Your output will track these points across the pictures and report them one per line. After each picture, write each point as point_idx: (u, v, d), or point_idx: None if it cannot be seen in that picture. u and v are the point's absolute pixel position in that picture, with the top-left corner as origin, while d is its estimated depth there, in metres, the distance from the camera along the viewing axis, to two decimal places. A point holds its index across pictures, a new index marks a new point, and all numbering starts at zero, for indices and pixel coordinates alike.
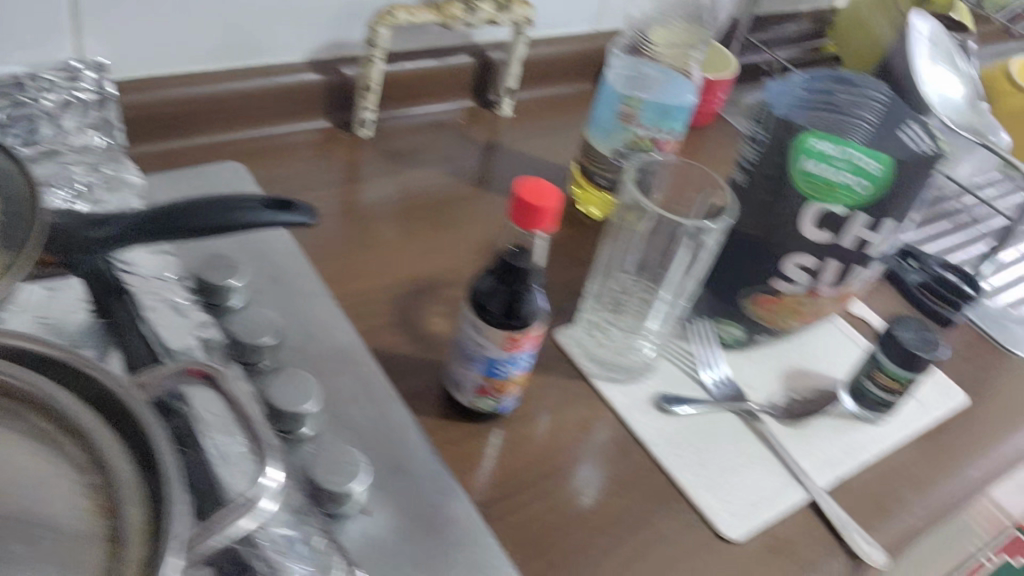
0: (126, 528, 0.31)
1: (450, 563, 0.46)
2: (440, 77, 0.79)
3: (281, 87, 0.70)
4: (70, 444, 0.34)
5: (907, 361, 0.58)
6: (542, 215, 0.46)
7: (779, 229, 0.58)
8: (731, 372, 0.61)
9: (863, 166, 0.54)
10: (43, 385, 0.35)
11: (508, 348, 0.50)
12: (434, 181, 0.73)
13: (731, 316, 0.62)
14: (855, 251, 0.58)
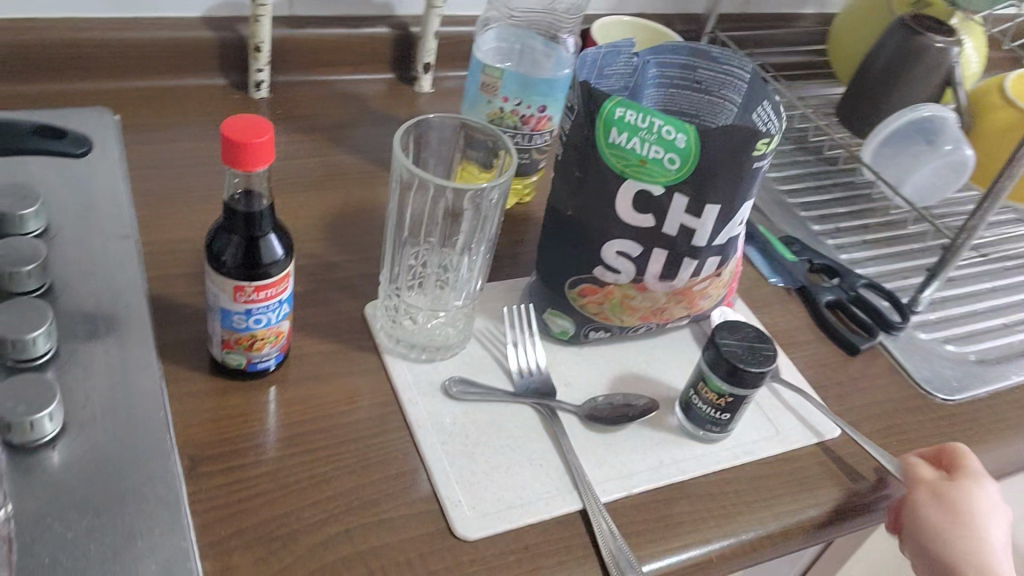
0: None
1: (120, 510, 0.42)
2: (351, 46, 0.77)
3: (170, 40, 0.70)
4: None
5: (730, 373, 0.50)
6: (268, 150, 0.42)
7: (596, 208, 0.52)
8: (545, 366, 0.55)
9: (667, 136, 0.48)
10: None
11: (240, 301, 0.46)
12: (316, 149, 0.71)
13: (559, 306, 0.56)
14: (679, 243, 0.51)
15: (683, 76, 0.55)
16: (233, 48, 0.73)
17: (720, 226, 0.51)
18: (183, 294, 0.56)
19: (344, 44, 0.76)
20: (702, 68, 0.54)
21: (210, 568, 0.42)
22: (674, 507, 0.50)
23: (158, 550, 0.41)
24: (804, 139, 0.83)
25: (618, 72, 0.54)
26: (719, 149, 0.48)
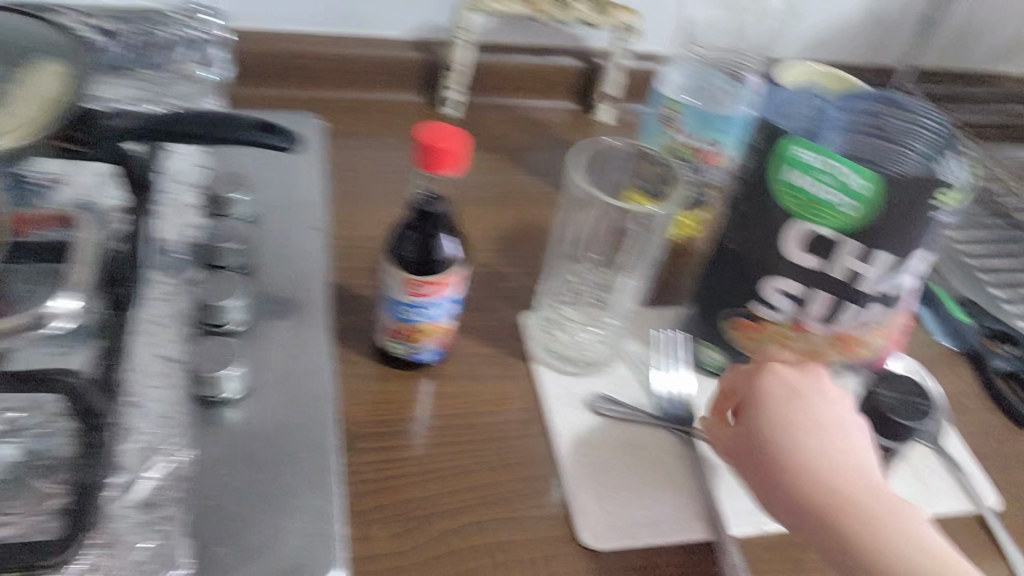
0: None
1: (282, 468, 0.47)
2: (540, 74, 0.81)
3: (379, 56, 0.77)
4: None
5: (883, 422, 0.50)
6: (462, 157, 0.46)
7: (760, 244, 0.52)
8: (691, 394, 0.56)
9: (846, 180, 0.47)
10: None
11: (409, 294, 0.49)
12: (496, 167, 0.75)
13: (712, 338, 0.57)
14: (844, 287, 0.51)
15: (867, 124, 0.53)
16: (431, 70, 0.79)
17: (889, 275, 0.50)
18: (361, 285, 0.61)
19: (533, 72, 0.81)
20: (888, 116, 0.52)
21: (354, 535, 0.45)
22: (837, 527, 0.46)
23: (306, 514, 0.45)
24: (992, 201, 0.80)
25: (797, 106, 0.53)
26: (898, 198, 0.47)
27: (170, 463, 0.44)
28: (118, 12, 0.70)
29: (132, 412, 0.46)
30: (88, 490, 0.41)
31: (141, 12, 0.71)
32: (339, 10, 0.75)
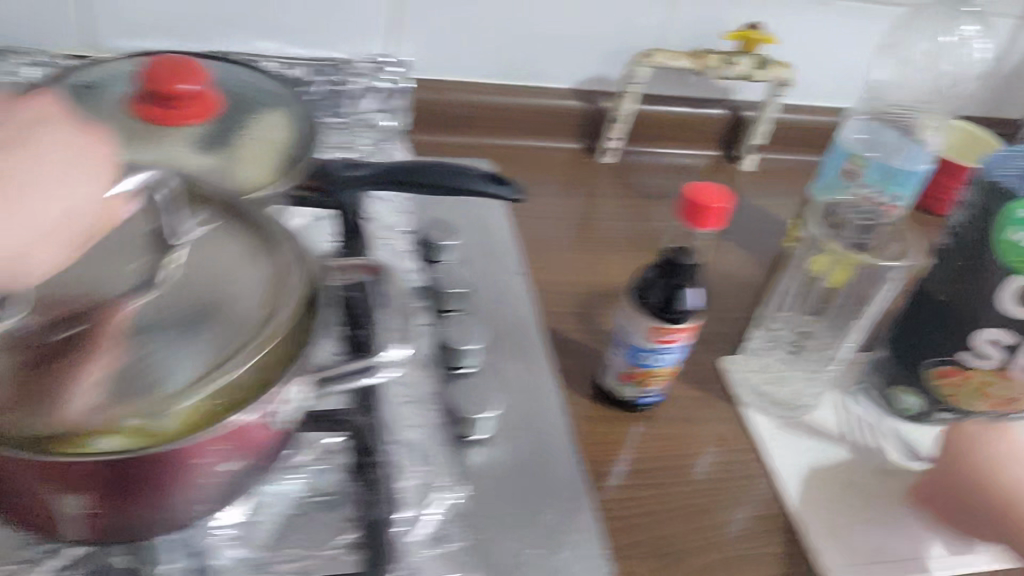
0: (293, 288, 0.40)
1: (543, 505, 0.49)
2: (692, 124, 0.83)
3: (546, 107, 0.80)
4: (249, 234, 0.43)
5: None
6: (712, 215, 0.49)
7: (973, 297, 0.54)
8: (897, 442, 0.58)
9: None
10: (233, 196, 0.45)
11: (653, 339, 0.52)
12: (662, 214, 0.78)
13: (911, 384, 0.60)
14: None
15: None
16: (592, 118, 0.81)
17: None
18: (565, 327, 0.63)
19: (682, 122, 0.83)
20: None
21: (615, 570, 0.48)
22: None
23: (579, 551, 0.47)
24: None
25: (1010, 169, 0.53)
26: None
27: (444, 499, 0.47)
28: (309, 62, 0.74)
29: (395, 450, 0.49)
30: (374, 528, 0.44)
31: (332, 63, 0.74)
32: (511, 63, 0.79)
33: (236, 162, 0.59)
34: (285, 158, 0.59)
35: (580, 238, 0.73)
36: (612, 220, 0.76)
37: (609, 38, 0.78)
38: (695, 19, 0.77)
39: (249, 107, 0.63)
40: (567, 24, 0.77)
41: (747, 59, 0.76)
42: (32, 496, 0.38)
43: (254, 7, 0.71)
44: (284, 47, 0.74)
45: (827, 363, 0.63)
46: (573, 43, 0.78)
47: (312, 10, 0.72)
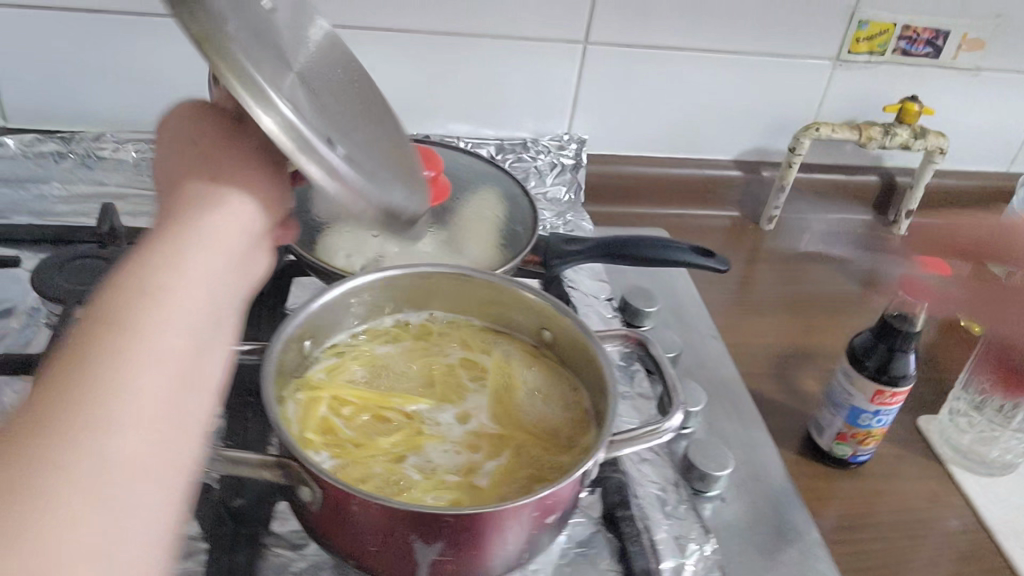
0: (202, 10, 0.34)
1: (786, 558, 0.52)
2: (847, 190, 0.87)
3: (708, 177, 0.86)
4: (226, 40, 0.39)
5: None
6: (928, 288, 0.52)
7: None
8: None
9: None
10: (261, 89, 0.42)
11: (875, 402, 0.56)
12: (827, 277, 0.82)
13: None
14: None
15: None
16: (753, 188, 0.87)
17: None
18: (763, 388, 0.67)
19: (839, 188, 0.87)
20: None
21: None
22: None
23: None
24: None
25: None
26: None
27: (701, 551, 0.50)
28: (500, 141, 0.80)
29: (645, 505, 0.52)
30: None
31: (520, 141, 0.81)
32: (678, 137, 0.85)
33: (464, 237, 0.64)
34: (506, 237, 0.65)
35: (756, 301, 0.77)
36: (781, 284, 0.79)
37: (774, 112, 0.84)
38: (853, 93, 0.84)
39: (465, 186, 0.69)
40: (735, 101, 0.83)
41: (906, 129, 0.81)
42: (388, 552, 0.41)
43: (455, 93, 0.78)
44: (477, 128, 0.81)
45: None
46: (739, 118, 0.84)
47: (505, 93, 0.79)
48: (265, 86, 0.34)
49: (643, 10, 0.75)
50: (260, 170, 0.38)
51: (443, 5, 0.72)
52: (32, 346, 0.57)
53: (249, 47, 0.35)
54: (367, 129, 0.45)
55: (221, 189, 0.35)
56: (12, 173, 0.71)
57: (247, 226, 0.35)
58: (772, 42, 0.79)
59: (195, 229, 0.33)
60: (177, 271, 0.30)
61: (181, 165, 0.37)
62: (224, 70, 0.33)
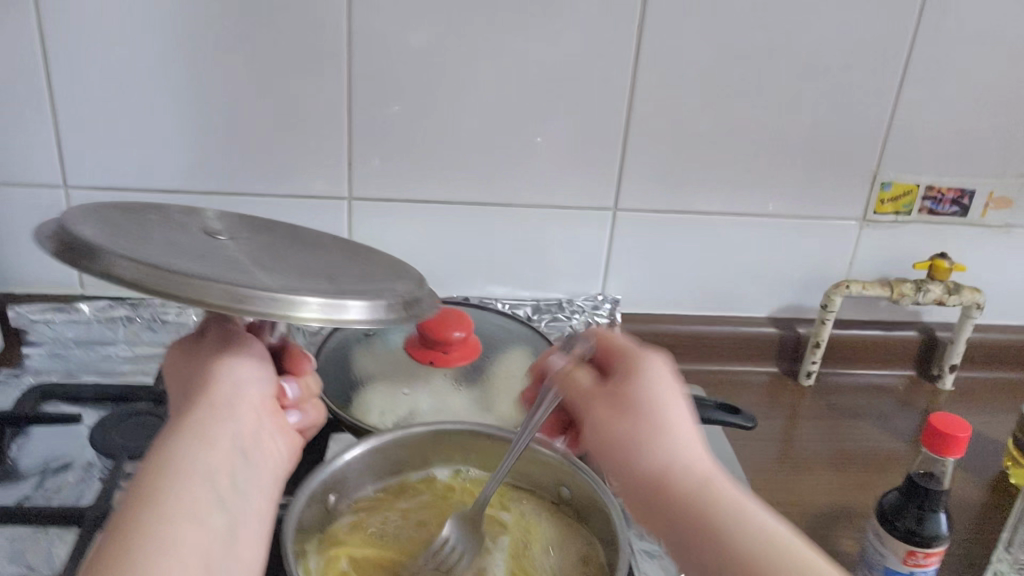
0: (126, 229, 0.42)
1: None
2: (885, 347, 0.88)
3: (747, 335, 0.87)
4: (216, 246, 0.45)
5: None
6: (954, 443, 0.52)
7: None
8: None
9: None
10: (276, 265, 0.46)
11: (908, 564, 0.53)
12: (870, 435, 0.80)
13: None
14: None
15: None
16: (791, 344, 0.87)
17: None
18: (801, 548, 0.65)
19: (880, 344, 0.87)
20: None
21: None
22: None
23: None
24: None
25: None
26: None
27: None
28: (536, 302, 0.84)
29: None
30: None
31: (556, 302, 0.84)
32: (712, 295, 0.87)
33: (494, 398, 0.66)
34: None
35: (794, 458, 0.76)
36: (821, 442, 0.78)
37: (803, 271, 0.86)
38: (883, 251, 0.86)
39: (495, 343, 0.70)
40: (764, 260, 0.86)
41: (937, 285, 0.82)
42: None
43: (492, 257, 0.83)
44: (515, 290, 0.85)
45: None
46: (769, 276, 0.86)
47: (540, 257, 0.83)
48: (244, 286, 0.38)
49: (668, 175, 0.80)
50: (250, 382, 0.47)
51: (482, 174, 0.78)
52: (83, 500, 0.60)
53: (211, 270, 0.39)
54: (345, 262, 0.49)
55: (217, 401, 0.45)
56: (86, 337, 0.77)
57: (241, 428, 0.45)
58: (797, 202, 0.83)
59: (192, 444, 0.42)
60: (180, 479, 0.40)
61: (183, 391, 0.46)
62: (202, 300, 0.37)
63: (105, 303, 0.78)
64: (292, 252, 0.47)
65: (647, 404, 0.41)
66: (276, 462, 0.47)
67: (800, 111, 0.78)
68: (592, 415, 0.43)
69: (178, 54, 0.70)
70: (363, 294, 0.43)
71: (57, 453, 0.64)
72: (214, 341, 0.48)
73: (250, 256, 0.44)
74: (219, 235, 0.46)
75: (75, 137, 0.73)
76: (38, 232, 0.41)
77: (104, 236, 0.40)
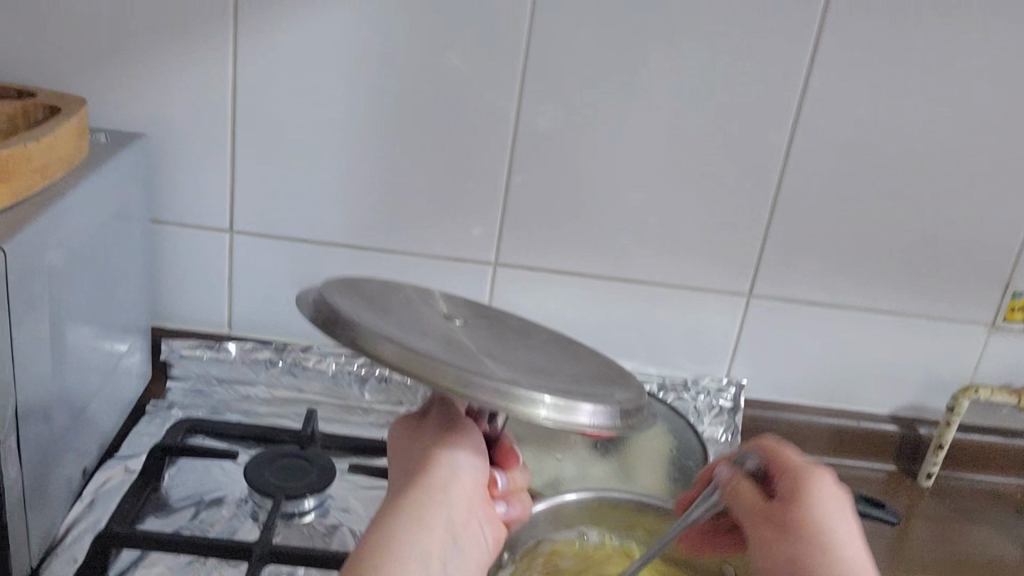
0: (369, 311, 0.45)
1: None
2: (1005, 454, 0.87)
3: (867, 431, 0.86)
4: (439, 328, 0.48)
5: None
6: None
7: None
8: None
9: None
10: (494, 349, 0.48)
11: None
12: (993, 546, 0.79)
13: None
14: None
15: None
16: (910, 444, 0.86)
17: None
18: None
19: (1002, 452, 0.86)
20: None
21: None
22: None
23: None
24: None
25: None
26: None
27: None
28: (660, 379, 0.85)
29: None
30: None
31: (680, 380, 0.85)
32: (836, 389, 0.87)
33: (636, 471, 0.68)
34: (675, 469, 0.68)
35: (916, 559, 0.75)
36: (943, 546, 0.77)
37: (928, 373, 0.86)
38: (1011, 359, 0.85)
39: None
40: (889, 358, 0.86)
41: None
42: None
43: (620, 331, 0.84)
44: (639, 365, 0.86)
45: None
46: (894, 377, 0.86)
47: (668, 335, 0.84)
48: (472, 372, 0.40)
49: (806, 270, 0.81)
50: (465, 477, 0.44)
51: (624, 252, 0.81)
52: (240, 535, 0.61)
53: (446, 355, 0.42)
54: (565, 369, 0.50)
55: (433, 486, 0.43)
56: (227, 376, 0.79)
57: (456, 513, 0.43)
58: (929, 304, 0.83)
59: (409, 529, 0.41)
60: (396, 570, 0.39)
61: (400, 478, 0.44)
62: (435, 381, 0.40)
63: (252, 343, 0.80)
64: (519, 353, 0.50)
65: (811, 530, 0.47)
66: (480, 549, 0.45)
67: (943, 218, 0.80)
68: (767, 539, 0.49)
69: (361, 115, 0.75)
70: (586, 394, 0.44)
71: (206, 489, 0.65)
72: (435, 422, 0.46)
73: (483, 352, 0.47)
74: (450, 328, 0.49)
75: (249, 190, 0.78)
76: (302, 298, 0.46)
77: (357, 310, 0.44)
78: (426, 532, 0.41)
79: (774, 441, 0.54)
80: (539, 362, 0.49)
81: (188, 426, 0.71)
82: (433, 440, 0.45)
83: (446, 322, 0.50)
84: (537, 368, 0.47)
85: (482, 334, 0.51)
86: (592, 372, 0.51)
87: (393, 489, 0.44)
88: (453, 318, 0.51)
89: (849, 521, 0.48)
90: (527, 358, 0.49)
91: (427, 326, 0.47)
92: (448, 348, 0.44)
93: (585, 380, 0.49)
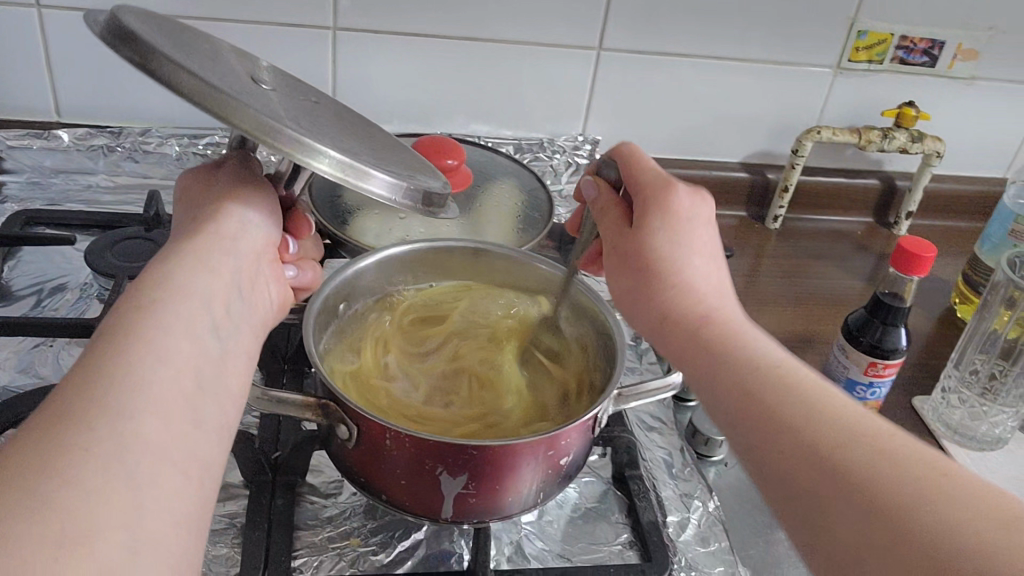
0: (164, 33, 0.39)
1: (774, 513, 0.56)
2: (847, 193, 0.91)
3: (718, 179, 0.90)
4: (247, 67, 0.43)
5: None
6: (918, 263, 0.56)
7: None
8: None
9: None
10: (302, 104, 0.44)
11: (868, 373, 0.59)
12: (830, 273, 0.84)
13: None
14: None
15: None
16: (759, 190, 0.91)
17: None
18: None
19: (842, 191, 0.91)
20: None
21: None
22: (897, 503, 0.30)
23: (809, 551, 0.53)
24: None
25: None
26: None
27: (704, 507, 0.53)
28: (518, 141, 0.86)
29: (651, 467, 0.56)
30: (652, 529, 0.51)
31: (537, 141, 0.86)
32: (687, 140, 0.90)
33: (484, 221, 0.68)
34: (523, 219, 0.69)
35: (754, 288, 0.80)
36: (783, 278, 0.83)
37: (777, 119, 0.89)
38: (853, 99, 0.88)
39: (483, 178, 0.72)
40: (740, 106, 0.87)
41: (904, 133, 0.85)
42: (419, 486, 0.45)
43: (476, 94, 0.83)
44: (497, 128, 0.86)
45: (1021, 404, 0.62)
46: (745, 124, 0.89)
47: (522, 94, 0.84)
48: (271, 124, 0.36)
49: (654, 21, 0.80)
50: (257, 221, 0.44)
51: (469, 10, 0.78)
52: (87, 314, 0.61)
53: (246, 95, 0.37)
54: (366, 138, 0.46)
55: (218, 234, 0.40)
56: (64, 167, 0.76)
57: (242, 263, 0.40)
58: (776, 50, 0.84)
59: (193, 266, 0.37)
60: (169, 284, 0.35)
61: (187, 217, 0.43)
62: (238, 125, 0.35)
63: (84, 130, 0.77)
64: (332, 116, 0.46)
65: (673, 262, 0.44)
66: (263, 309, 0.43)
67: None
68: (628, 268, 0.46)
69: None
70: (384, 167, 0.42)
71: (48, 276, 0.65)
72: (230, 172, 0.45)
73: (290, 104, 0.42)
74: (261, 75, 0.44)
75: None
76: (90, 18, 0.39)
77: (153, 32, 0.38)
78: (210, 253, 0.39)
79: (632, 146, 0.50)
80: (352, 131, 0.45)
81: (23, 216, 0.69)
82: (219, 190, 0.43)
83: (255, 64, 0.45)
84: (346, 135, 0.43)
85: (298, 91, 0.46)
86: (413, 159, 0.48)
87: (176, 230, 0.42)
88: (270, 68, 0.47)
89: (703, 239, 0.45)
90: (338, 124, 0.45)
91: (231, 62, 0.42)
92: (247, 88, 0.39)
93: (401, 163, 0.46)
